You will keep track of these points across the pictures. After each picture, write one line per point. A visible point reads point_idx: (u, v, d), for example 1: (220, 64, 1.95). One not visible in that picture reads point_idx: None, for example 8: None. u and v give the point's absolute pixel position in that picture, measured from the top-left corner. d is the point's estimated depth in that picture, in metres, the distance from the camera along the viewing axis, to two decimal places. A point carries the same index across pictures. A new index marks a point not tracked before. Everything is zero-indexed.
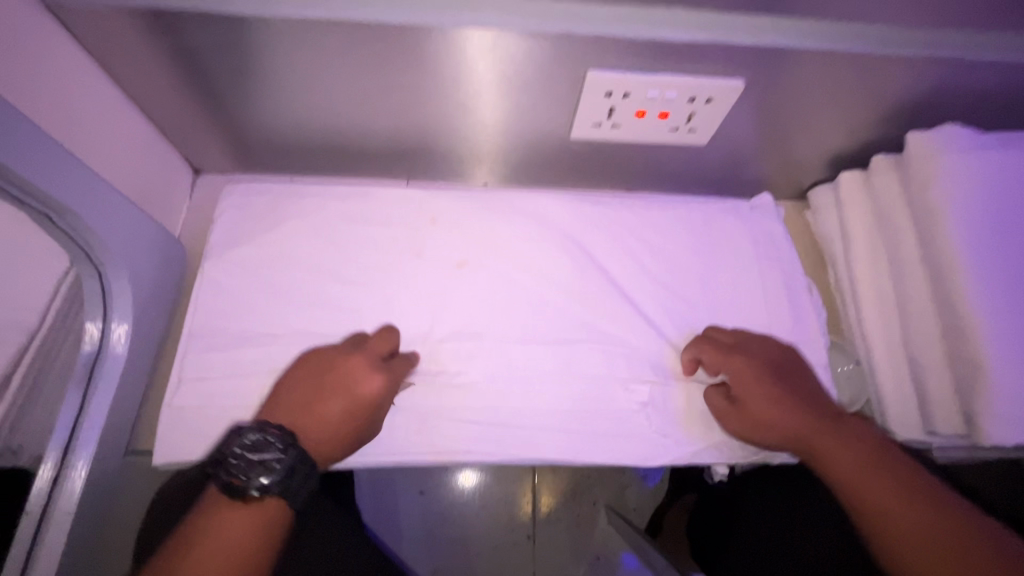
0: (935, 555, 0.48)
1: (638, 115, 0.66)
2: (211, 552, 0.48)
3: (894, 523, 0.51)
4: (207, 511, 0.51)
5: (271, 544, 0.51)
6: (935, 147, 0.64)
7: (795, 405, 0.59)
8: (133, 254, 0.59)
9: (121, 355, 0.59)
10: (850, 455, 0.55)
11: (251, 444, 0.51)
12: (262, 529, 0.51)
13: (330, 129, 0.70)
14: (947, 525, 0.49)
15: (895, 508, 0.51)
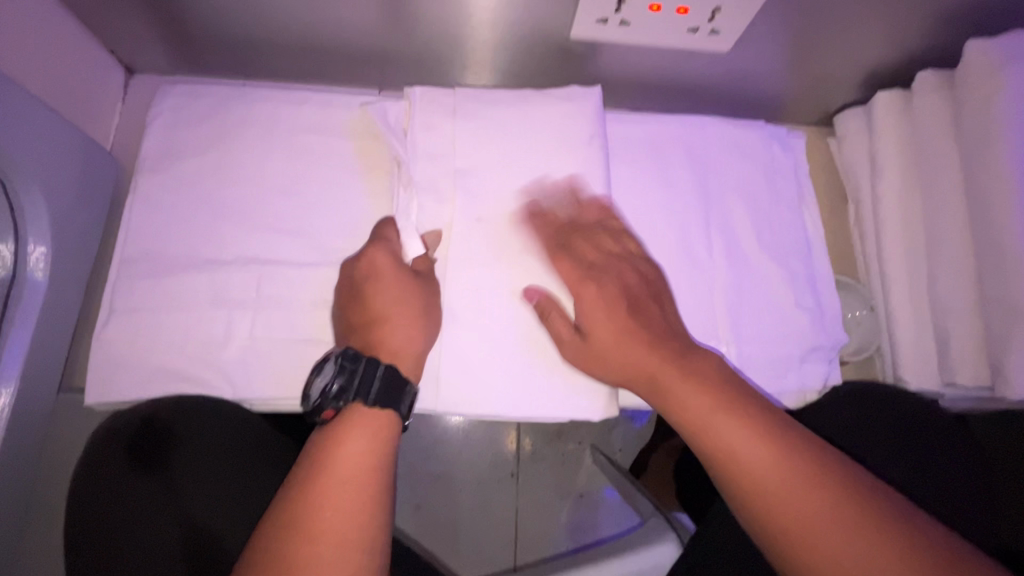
0: (738, 460, 0.46)
1: (652, 9, 0.55)
2: (336, 500, 0.43)
3: (729, 456, 0.46)
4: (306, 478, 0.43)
5: (385, 449, 0.47)
6: (999, 59, 0.54)
7: (770, 447, 0.45)
8: (43, 165, 0.50)
9: (41, 279, 0.51)
10: (747, 431, 0.46)
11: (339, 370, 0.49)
12: (376, 442, 0.46)
13: (283, 16, 0.60)
14: (808, 485, 0.44)
15: (759, 464, 0.45)
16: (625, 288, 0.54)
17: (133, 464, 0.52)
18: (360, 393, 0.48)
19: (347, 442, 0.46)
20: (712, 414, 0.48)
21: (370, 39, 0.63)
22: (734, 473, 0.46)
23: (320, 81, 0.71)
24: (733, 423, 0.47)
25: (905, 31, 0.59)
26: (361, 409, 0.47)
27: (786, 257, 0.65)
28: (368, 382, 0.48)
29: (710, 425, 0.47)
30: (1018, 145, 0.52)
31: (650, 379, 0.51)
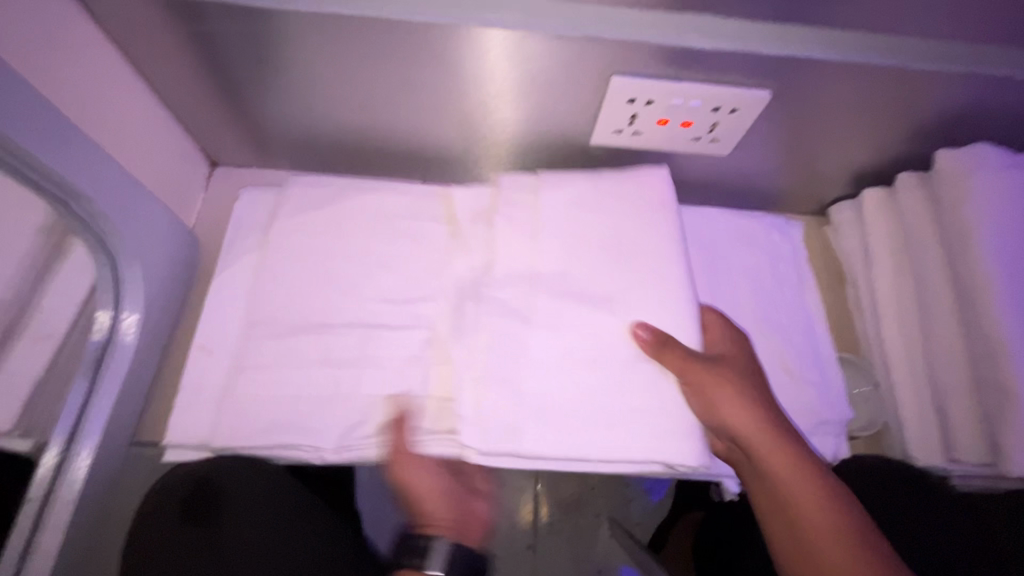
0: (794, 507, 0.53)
1: (660, 123, 0.65)
2: None
3: (789, 499, 0.53)
4: None
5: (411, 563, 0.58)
6: (966, 167, 0.62)
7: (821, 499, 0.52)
8: (147, 245, 0.60)
9: (130, 343, 0.59)
10: (810, 484, 0.53)
11: None
12: None
13: (349, 124, 0.72)
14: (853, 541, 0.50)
15: (809, 512, 0.52)
16: (741, 366, 0.58)
17: (184, 523, 0.59)
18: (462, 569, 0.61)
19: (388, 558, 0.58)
20: (787, 467, 0.54)
21: (420, 142, 0.75)
22: (778, 502, 0.54)
23: (373, 173, 0.82)
24: (797, 479, 0.53)
25: (882, 140, 0.68)
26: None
27: (791, 335, 0.70)
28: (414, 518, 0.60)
29: (775, 473, 0.54)
30: (991, 241, 0.59)
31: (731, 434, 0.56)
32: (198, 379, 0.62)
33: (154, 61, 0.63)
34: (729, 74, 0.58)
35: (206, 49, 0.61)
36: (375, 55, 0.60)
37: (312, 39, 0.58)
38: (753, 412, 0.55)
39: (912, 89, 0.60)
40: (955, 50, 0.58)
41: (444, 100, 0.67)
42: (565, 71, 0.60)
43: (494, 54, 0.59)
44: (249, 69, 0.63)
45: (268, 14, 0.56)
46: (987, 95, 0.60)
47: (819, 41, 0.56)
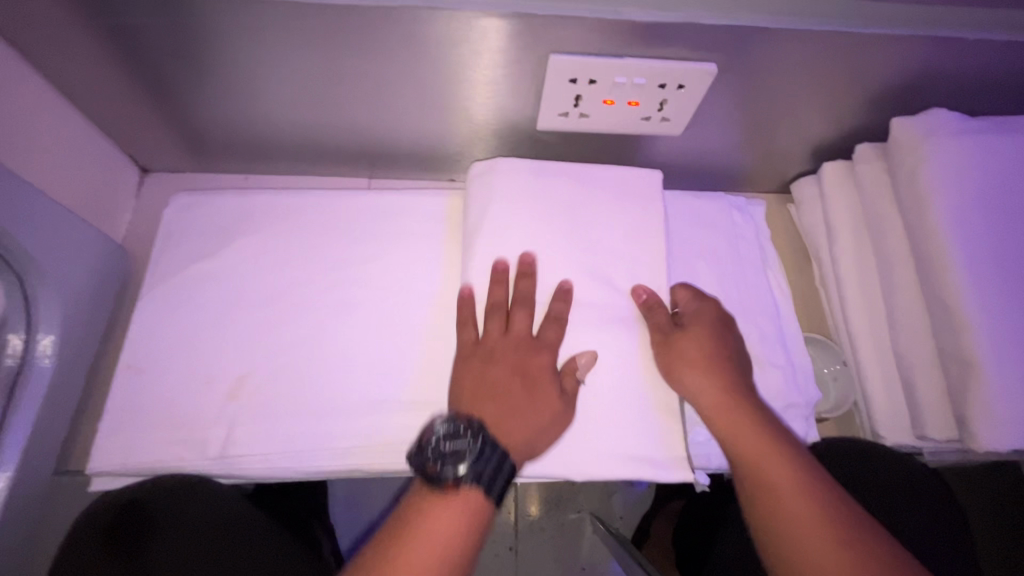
0: (768, 482, 0.52)
1: (605, 104, 0.62)
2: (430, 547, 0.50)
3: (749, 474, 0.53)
4: (415, 506, 0.52)
5: (474, 547, 0.51)
6: (921, 133, 0.60)
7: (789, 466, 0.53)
8: (60, 260, 0.55)
9: (46, 366, 0.55)
10: (762, 449, 0.54)
11: (448, 432, 0.54)
12: (467, 522, 0.51)
13: (283, 120, 0.68)
14: (814, 517, 0.50)
15: (765, 481, 0.52)
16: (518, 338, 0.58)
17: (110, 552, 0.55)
18: (481, 481, 0.52)
19: (443, 509, 0.51)
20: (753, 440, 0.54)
21: (359, 136, 0.71)
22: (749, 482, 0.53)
23: (317, 171, 0.79)
24: (763, 450, 0.54)
25: (839, 110, 0.66)
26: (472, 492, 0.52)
27: (755, 319, 0.67)
28: (493, 479, 0.52)
29: (750, 452, 0.54)
30: (951, 211, 0.57)
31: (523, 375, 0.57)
32: (124, 401, 0.58)
33: (55, 63, 0.58)
34: (671, 47, 0.55)
35: (111, 44, 0.56)
36: (293, 43, 0.56)
37: (224, 29, 0.54)
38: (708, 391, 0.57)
39: (864, 56, 0.58)
40: (907, 12, 0.55)
41: (379, 90, 0.63)
42: (497, 53, 0.57)
43: (420, 38, 0.55)
44: (163, 65, 0.59)
45: (170, 4, 0.51)
46: (942, 57, 0.58)
47: (764, 8, 0.53)
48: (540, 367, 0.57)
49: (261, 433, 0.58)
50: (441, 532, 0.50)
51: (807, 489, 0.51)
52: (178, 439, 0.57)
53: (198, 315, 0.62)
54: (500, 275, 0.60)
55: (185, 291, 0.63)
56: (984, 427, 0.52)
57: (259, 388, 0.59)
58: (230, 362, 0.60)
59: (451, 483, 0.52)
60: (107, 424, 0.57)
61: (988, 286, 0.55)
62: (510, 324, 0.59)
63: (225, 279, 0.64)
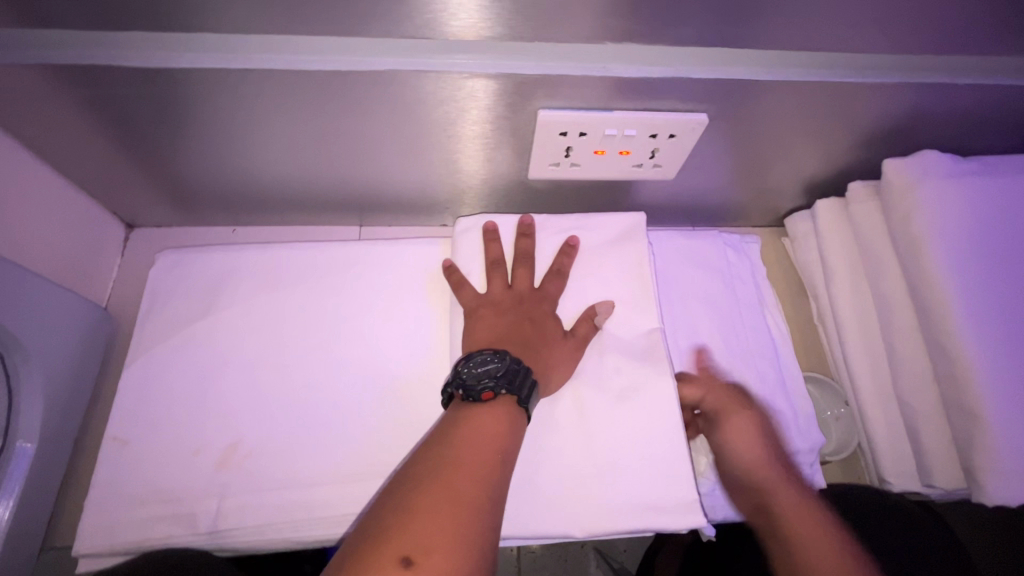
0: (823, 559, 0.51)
1: (597, 153, 0.61)
2: (462, 443, 0.48)
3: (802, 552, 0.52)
4: (455, 421, 0.51)
5: (509, 449, 0.50)
6: (913, 176, 0.59)
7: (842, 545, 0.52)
8: (43, 336, 0.54)
9: (29, 448, 0.53)
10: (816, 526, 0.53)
11: (479, 359, 0.54)
12: (503, 432, 0.50)
13: (272, 175, 0.67)
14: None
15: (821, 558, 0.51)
16: (522, 294, 0.62)
17: None
18: (511, 388, 0.52)
19: (480, 423, 0.50)
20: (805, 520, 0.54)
21: (349, 187, 0.70)
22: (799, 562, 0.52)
23: (307, 220, 0.78)
24: (814, 528, 0.53)
25: (830, 151, 0.66)
26: (504, 402, 0.52)
27: (754, 362, 0.66)
28: (521, 384, 0.53)
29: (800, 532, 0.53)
30: (947, 255, 0.56)
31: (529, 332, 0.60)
32: (112, 475, 0.56)
33: (37, 131, 0.57)
34: (661, 101, 0.55)
35: (93, 112, 0.55)
36: (280, 105, 0.55)
37: (209, 95, 0.53)
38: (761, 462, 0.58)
39: (855, 102, 0.57)
40: (898, 60, 0.55)
41: (368, 145, 0.62)
42: (486, 109, 0.56)
43: (409, 98, 0.55)
44: (148, 129, 0.58)
45: (151, 75, 0.50)
46: (932, 101, 0.58)
47: (754, 61, 0.53)
48: (544, 313, 0.61)
49: (254, 503, 0.56)
50: (482, 433, 0.49)
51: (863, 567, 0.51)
52: (167, 514, 0.55)
53: (186, 381, 0.61)
54: (491, 235, 0.64)
55: (173, 355, 0.62)
56: (992, 478, 0.52)
57: (250, 456, 0.58)
58: (221, 430, 0.59)
59: (484, 393, 0.52)
60: (92, 501, 0.55)
61: (988, 332, 0.54)
62: (513, 280, 0.63)
63: (215, 341, 0.63)
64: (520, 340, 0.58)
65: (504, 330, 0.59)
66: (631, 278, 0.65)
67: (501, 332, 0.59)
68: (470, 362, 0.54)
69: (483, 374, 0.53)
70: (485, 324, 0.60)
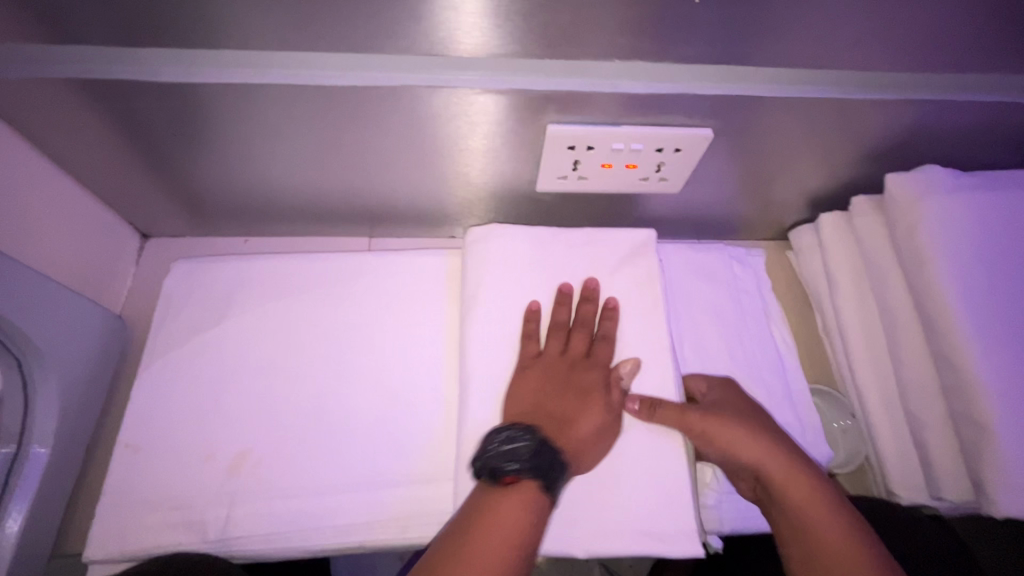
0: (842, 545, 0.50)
1: (604, 167, 0.63)
2: (488, 534, 0.48)
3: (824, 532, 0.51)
4: (482, 505, 0.51)
5: (534, 542, 0.50)
6: (917, 191, 0.60)
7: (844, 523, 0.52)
8: (61, 343, 0.55)
9: (42, 454, 0.54)
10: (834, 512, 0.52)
11: (506, 434, 0.53)
12: (528, 514, 0.50)
13: (286, 187, 0.69)
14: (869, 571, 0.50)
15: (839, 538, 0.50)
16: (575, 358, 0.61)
17: None
18: (540, 476, 0.51)
19: (508, 505, 0.50)
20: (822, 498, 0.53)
21: (361, 198, 0.72)
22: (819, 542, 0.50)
23: (318, 231, 0.79)
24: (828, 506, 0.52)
25: (834, 166, 0.67)
26: (530, 483, 0.51)
27: (761, 375, 0.67)
28: (550, 469, 0.52)
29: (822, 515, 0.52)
30: (951, 268, 0.57)
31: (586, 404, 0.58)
32: (123, 481, 0.57)
33: (61, 143, 0.59)
34: (667, 116, 0.56)
35: (116, 123, 0.57)
36: (296, 118, 0.57)
37: (228, 109, 0.55)
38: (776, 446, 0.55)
39: (857, 119, 0.59)
40: (900, 78, 0.56)
41: (381, 158, 0.64)
42: (497, 123, 0.58)
43: (421, 111, 0.56)
44: (168, 141, 0.60)
45: (173, 89, 0.52)
46: (934, 117, 0.59)
47: (758, 78, 0.54)
48: (595, 382, 0.59)
49: (264, 511, 0.56)
50: (507, 526, 0.49)
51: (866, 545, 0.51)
52: (176, 522, 0.55)
53: (199, 388, 0.61)
54: (562, 297, 0.63)
55: (185, 363, 0.63)
56: (1001, 491, 0.52)
57: (260, 464, 0.58)
58: (232, 437, 0.59)
59: (512, 474, 0.51)
60: (103, 508, 0.55)
61: (994, 345, 0.54)
62: (568, 342, 0.62)
63: (228, 349, 0.63)
64: (561, 412, 0.57)
65: (551, 396, 0.58)
66: (638, 290, 0.66)
67: (545, 401, 0.57)
68: (500, 439, 0.53)
69: (511, 453, 0.52)
70: (532, 384, 0.58)
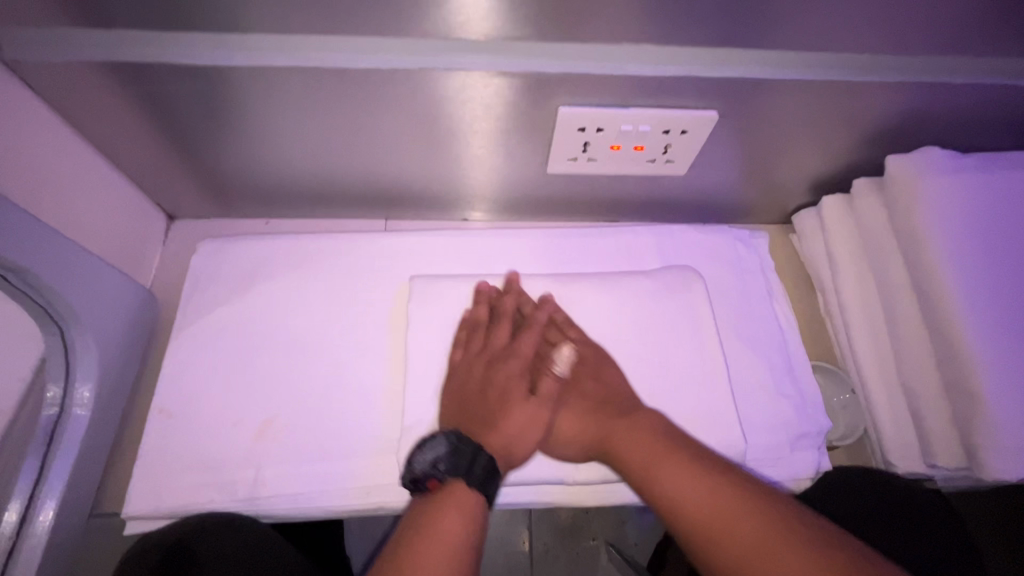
0: (697, 489, 0.50)
1: (613, 148, 0.65)
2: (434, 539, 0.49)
3: (672, 490, 0.51)
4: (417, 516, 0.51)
5: (474, 538, 0.50)
6: (916, 171, 0.62)
7: (688, 469, 0.52)
8: (98, 314, 0.58)
9: (83, 416, 0.57)
10: (675, 468, 0.52)
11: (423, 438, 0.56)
12: (463, 518, 0.51)
13: (308, 169, 0.72)
14: (726, 496, 0.49)
15: (681, 486, 0.51)
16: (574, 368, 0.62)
17: None
18: (457, 471, 0.54)
19: (442, 518, 0.51)
20: (646, 453, 0.55)
21: (379, 181, 0.75)
22: (675, 505, 0.51)
23: (337, 213, 0.82)
24: (663, 456, 0.54)
25: (836, 148, 0.69)
26: (457, 483, 0.53)
27: (764, 350, 0.69)
28: (472, 466, 0.54)
29: (661, 476, 0.53)
30: (947, 245, 0.59)
31: (601, 447, 0.58)
32: (157, 445, 0.60)
33: (97, 125, 0.62)
34: (674, 98, 0.59)
35: (148, 106, 0.60)
36: (319, 101, 0.60)
37: (256, 93, 0.58)
38: (585, 424, 0.60)
39: (860, 101, 0.61)
40: (901, 61, 0.58)
41: (396, 142, 0.67)
42: (511, 105, 0.60)
43: (439, 94, 0.59)
44: (197, 123, 0.63)
45: (204, 72, 0.55)
46: (933, 100, 0.61)
47: (763, 61, 0.57)
48: (506, 376, 0.60)
49: (289, 473, 0.60)
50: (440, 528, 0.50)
51: (727, 490, 0.50)
52: (208, 482, 0.59)
53: (226, 359, 0.65)
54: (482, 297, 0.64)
55: (213, 335, 0.66)
56: (994, 456, 0.54)
57: (285, 431, 0.61)
58: (258, 405, 0.62)
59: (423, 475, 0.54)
60: (139, 469, 0.59)
61: (986, 318, 0.57)
62: (491, 336, 0.62)
63: (253, 323, 0.67)
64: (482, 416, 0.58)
65: (469, 398, 0.59)
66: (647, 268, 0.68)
67: (466, 412, 0.59)
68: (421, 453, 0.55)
69: (430, 461, 0.54)
70: (454, 388, 0.60)
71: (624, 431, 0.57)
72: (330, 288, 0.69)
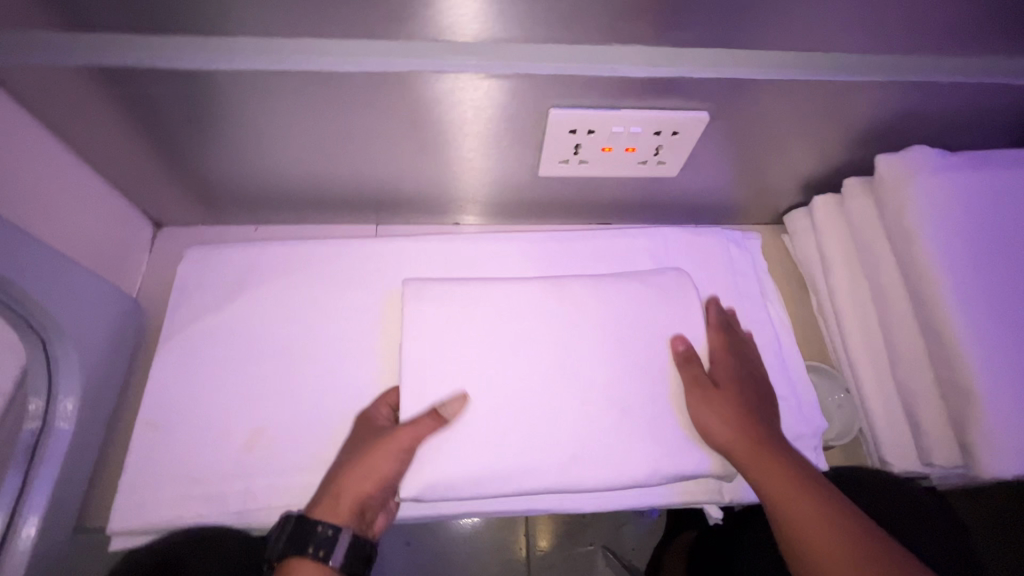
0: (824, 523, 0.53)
1: (604, 150, 0.65)
2: None
3: (798, 517, 0.53)
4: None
5: None
6: (906, 170, 0.63)
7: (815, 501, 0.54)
8: (82, 325, 0.57)
9: (66, 429, 0.56)
10: (805, 497, 0.54)
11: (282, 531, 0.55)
12: None
13: (296, 175, 0.71)
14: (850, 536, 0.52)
15: (808, 516, 0.53)
16: (752, 372, 0.63)
17: None
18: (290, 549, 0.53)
19: None
20: (780, 474, 0.56)
21: (370, 186, 0.74)
22: (796, 533, 0.53)
23: (328, 219, 0.81)
24: (796, 484, 0.55)
25: (826, 148, 0.69)
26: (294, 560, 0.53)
27: (759, 349, 0.69)
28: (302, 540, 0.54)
29: (792, 502, 0.54)
30: (939, 243, 0.59)
31: (753, 445, 0.57)
32: (143, 457, 0.59)
33: (80, 132, 0.61)
34: (664, 100, 0.59)
35: (132, 113, 0.59)
36: (306, 105, 0.59)
37: (242, 98, 0.57)
38: (739, 426, 0.58)
39: (848, 101, 0.61)
40: (889, 61, 0.58)
41: (386, 146, 0.66)
42: (501, 108, 0.60)
43: (428, 97, 0.58)
44: (182, 129, 0.62)
45: (188, 76, 0.54)
46: (921, 99, 0.61)
47: (752, 61, 0.57)
48: (380, 430, 0.58)
49: (280, 485, 0.59)
50: None
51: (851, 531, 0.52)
52: (197, 495, 0.58)
53: (214, 368, 0.63)
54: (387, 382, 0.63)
55: (201, 344, 0.65)
56: (991, 454, 0.54)
57: (275, 441, 0.60)
58: (247, 415, 0.61)
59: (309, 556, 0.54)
60: (124, 483, 0.57)
61: (979, 316, 0.57)
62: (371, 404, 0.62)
63: (242, 330, 0.66)
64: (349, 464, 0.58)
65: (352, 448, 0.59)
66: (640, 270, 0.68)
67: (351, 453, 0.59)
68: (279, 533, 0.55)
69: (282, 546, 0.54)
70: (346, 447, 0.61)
71: (768, 448, 0.57)
72: (321, 293, 0.68)
